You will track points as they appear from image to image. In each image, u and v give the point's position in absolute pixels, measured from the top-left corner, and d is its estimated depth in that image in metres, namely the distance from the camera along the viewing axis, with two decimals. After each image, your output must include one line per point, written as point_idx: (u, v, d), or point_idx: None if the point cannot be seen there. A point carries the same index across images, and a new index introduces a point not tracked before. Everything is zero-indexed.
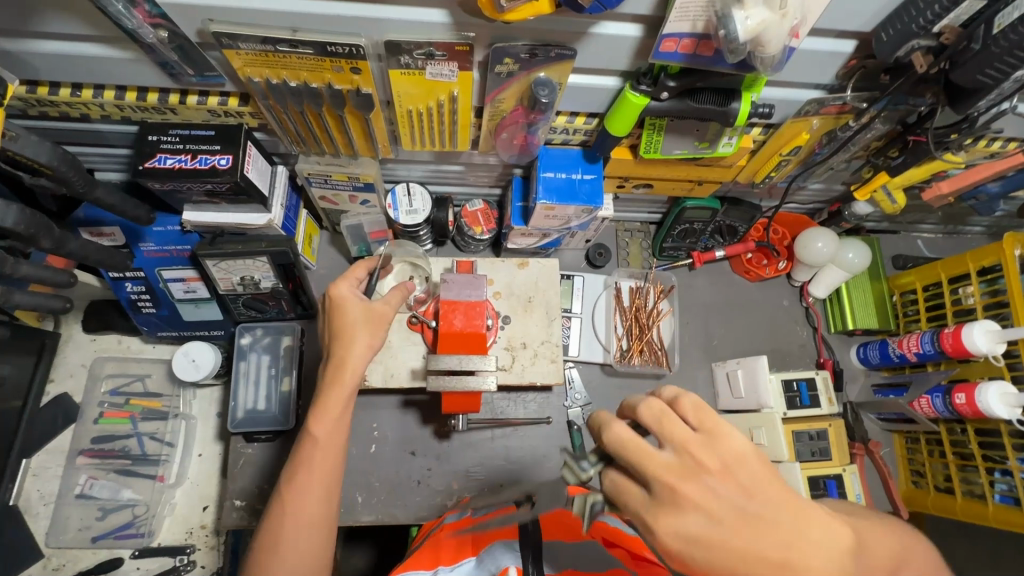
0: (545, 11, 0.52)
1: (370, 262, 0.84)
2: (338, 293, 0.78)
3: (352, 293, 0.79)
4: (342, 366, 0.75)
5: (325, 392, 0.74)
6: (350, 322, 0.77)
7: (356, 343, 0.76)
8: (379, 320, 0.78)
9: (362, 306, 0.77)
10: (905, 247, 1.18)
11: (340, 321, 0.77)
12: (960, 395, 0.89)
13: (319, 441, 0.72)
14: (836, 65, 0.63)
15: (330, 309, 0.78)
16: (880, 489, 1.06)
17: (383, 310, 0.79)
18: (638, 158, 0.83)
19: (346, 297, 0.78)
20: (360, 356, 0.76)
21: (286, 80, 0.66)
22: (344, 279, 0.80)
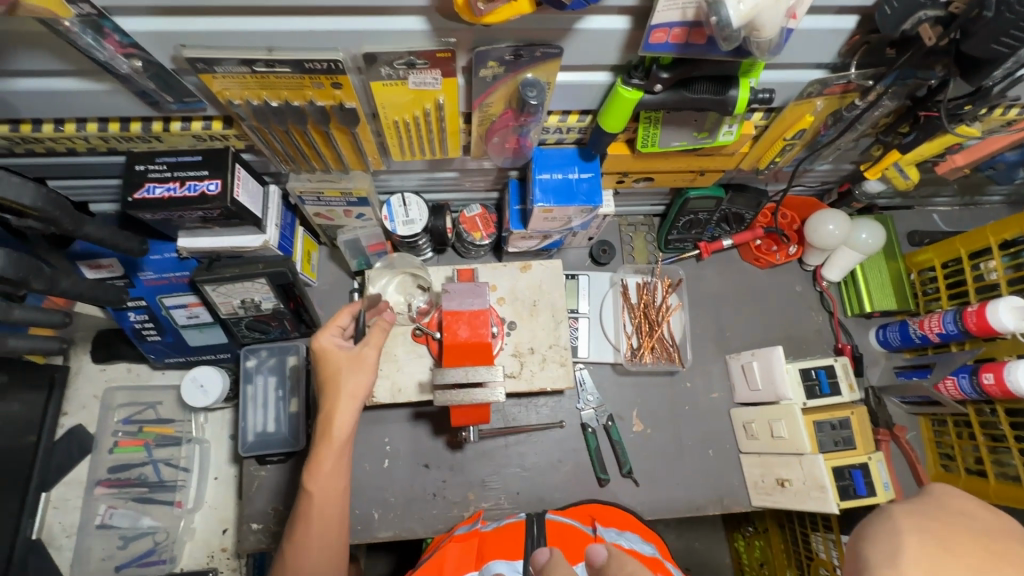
0: (525, 10, 0.49)
1: (355, 308, 0.84)
2: (322, 342, 0.80)
3: (335, 341, 0.80)
4: (330, 420, 0.77)
5: (317, 448, 0.77)
6: (335, 372, 0.78)
7: (341, 393, 0.77)
8: (363, 365, 0.79)
9: (346, 353, 0.79)
10: (921, 222, 1.14)
11: (326, 373, 0.79)
12: (988, 374, 0.85)
13: (316, 495, 0.75)
14: (838, 42, 0.60)
15: (315, 359, 0.80)
16: (908, 474, 1.03)
17: (368, 354, 0.80)
18: (636, 153, 0.80)
19: (330, 346, 0.80)
20: (346, 406, 0.77)
21: (267, 100, 0.64)
22: (326, 329, 0.81)
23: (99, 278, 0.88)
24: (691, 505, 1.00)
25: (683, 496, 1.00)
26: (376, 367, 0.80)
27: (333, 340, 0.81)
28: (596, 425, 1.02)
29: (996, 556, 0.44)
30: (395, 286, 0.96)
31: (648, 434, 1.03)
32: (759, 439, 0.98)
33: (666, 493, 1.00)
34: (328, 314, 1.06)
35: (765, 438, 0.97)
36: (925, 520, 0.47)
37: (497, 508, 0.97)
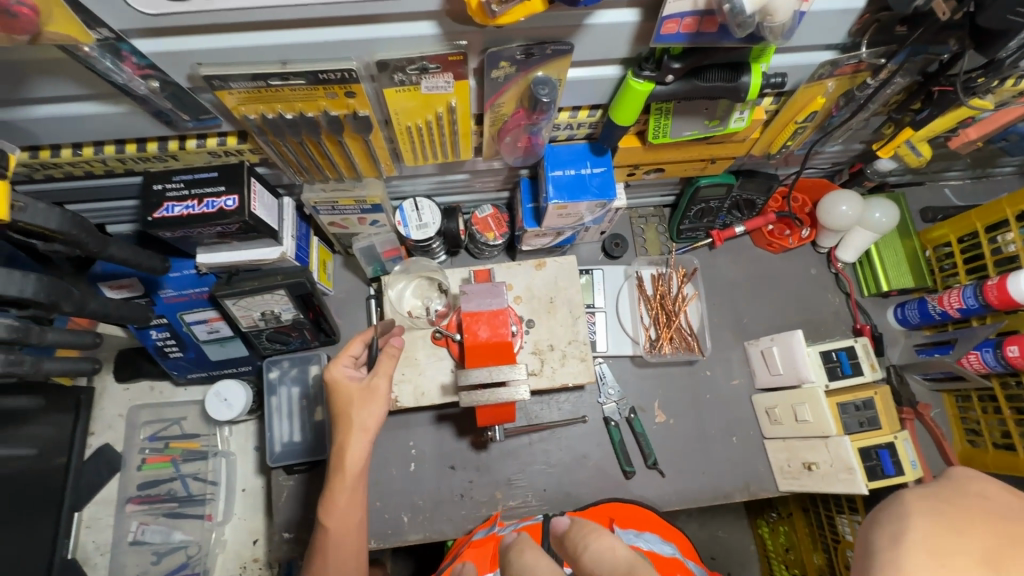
0: (538, 9, 0.50)
1: (365, 335, 0.85)
2: (334, 374, 0.81)
3: (346, 372, 0.81)
4: (342, 454, 0.78)
5: (331, 483, 0.78)
6: (347, 405, 0.79)
7: (352, 426, 0.78)
8: (373, 398, 0.80)
9: (356, 385, 0.80)
10: (932, 198, 1.13)
11: (338, 405, 0.80)
12: (1012, 347, 0.85)
13: (332, 529, 0.77)
14: (848, 22, 0.60)
15: (328, 390, 0.81)
16: (934, 451, 1.02)
17: (379, 384, 0.80)
18: (647, 145, 0.80)
19: (341, 377, 0.81)
20: (357, 439, 0.78)
21: (282, 113, 0.65)
22: (338, 360, 0.82)
23: (121, 297, 0.89)
24: (718, 493, 1.00)
25: (709, 485, 1.00)
26: (387, 398, 0.81)
27: (345, 371, 0.82)
28: (619, 418, 1.02)
29: (1008, 538, 0.45)
30: (412, 290, 0.98)
31: (671, 424, 1.03)
32: (784, 424, 0.98)
33: (693, 482, 1.00)
34: (346, 322, 1.06)
35: (789, 422, 0.97)
36: (937, 503, 0.49)
37: (524, 505, 0.97)
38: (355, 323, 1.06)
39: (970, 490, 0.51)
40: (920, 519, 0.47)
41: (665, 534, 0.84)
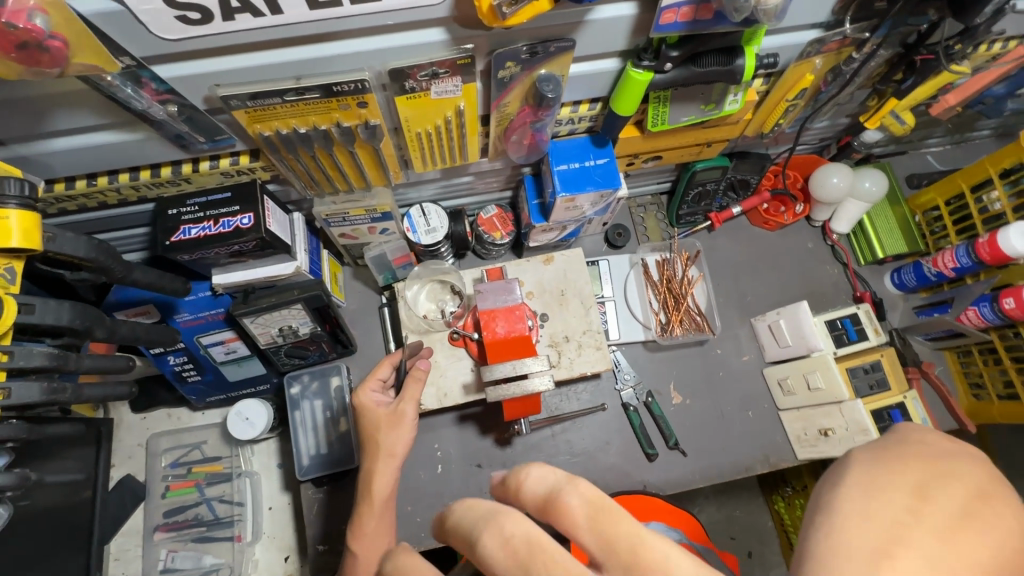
0: (544, 8, 0.52)
1: (393, 359, 0.89)
2: (362, 399, 0.84)
3: (373, 395, 0.84)
4: (370, 480, 0.79)
5: (363, 508, 0.79)
6: (373, 431, 0.81)
7: (379, 451, 0.80)
8: (397, 423, 0.81)
9: (381, 409, 0.82)
10: (916, 166, 1.18)
11: (366, 430, 0.82)
12: (1007, 300, 0.88)
13: (360, 556, 0.77)
14: (832, 1, 0.63)
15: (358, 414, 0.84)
16: (942, 408, 1.06)
17: (405, 410, 0.82)
18: (646, 133, 0.83)
19: (370, 401, 0.83)
20: (384, 464, 0.79)
21: (295, 128, 0.66)
22: (365, 385, 0.85)
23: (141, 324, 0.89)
24: (740, 467, 1.02)
25: (731, 459, 1.03)
26: (413, 424, 0.82)
27: (372, 396, 0.84)
28: (637, 402, 1.04)
29: (948, 476, 0.35)
30: (426, 293, 1.00)
31: (688, 404, 1.06)
32: (797, 394, 1.01)
33: (715, 458, 1.02)
34: (361, 332, 1.07)
35: (802, 391, 1.00)
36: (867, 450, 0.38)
37: None
38: (370, 332, 1.08)
39: (909, 437, 0.39)
40: (850, 481, 0.35)
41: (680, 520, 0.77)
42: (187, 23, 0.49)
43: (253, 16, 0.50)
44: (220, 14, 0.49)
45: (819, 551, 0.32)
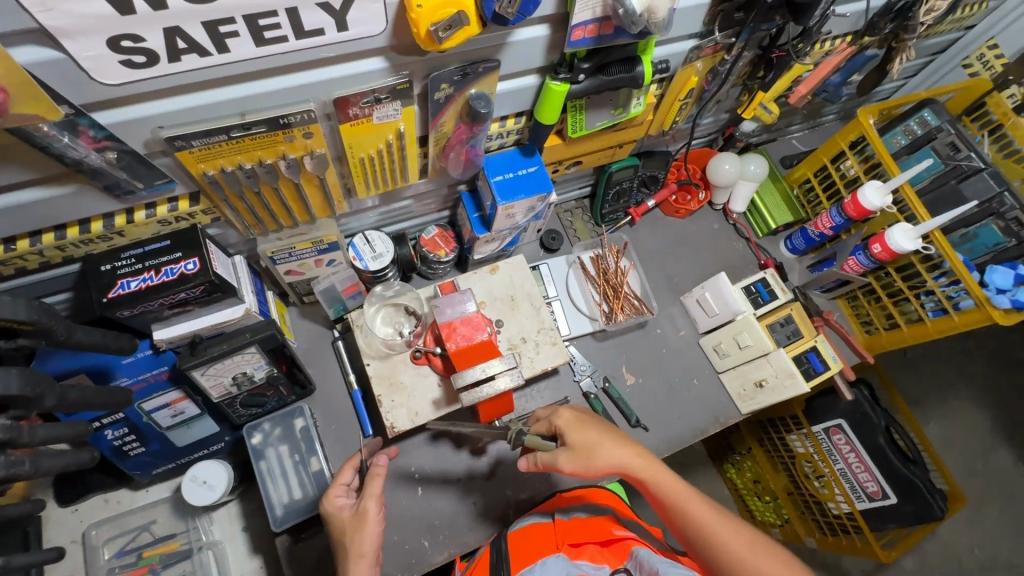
0: (475, 32, 0.59)
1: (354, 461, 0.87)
2: (328, 507, 0.82)
3: (337, 500, 0.83)
4: None
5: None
6: (342, 534, 0.79)
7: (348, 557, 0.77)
8: (363, 521, 0.78)
9: (343, 514, 0.80)
10: (786, 149, 1.39)
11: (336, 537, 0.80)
12: (875, 246, 1.07)
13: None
14: (702, 15, 0.76)
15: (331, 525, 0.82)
16: (845, 347, 1.24)
17: (368, 507, 0.78)
18: (568, 140, 0.93)
19: (334, 508, 0.82)
20: (357, 568, 0.76)
21: (241, 164, 0.67)
22: (331, 491, 0.84)
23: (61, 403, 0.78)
24: (696, 431, 1.13)
25: (685, 426, 1.13)
26: (381, 517, 0.79)
27: (338, 502, 0.83)
28: (597, 390, 1.12)
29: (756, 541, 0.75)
30: (382, 316, 1.01)
31: (641, 382, 1.15)
32: (730, 356, 1.14)
33: (673, 428, 1.12)
34: (318, 369, 1.05)
35: (734, 351, 1.13)
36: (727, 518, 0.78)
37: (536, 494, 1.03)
38: (327, 368, 1.06)
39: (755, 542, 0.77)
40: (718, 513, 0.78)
41: (601, 499, 0.96)
42: (131, 67, 0.50)
43: (200, 56, 0.52)
44: (166, 55, 0.50)
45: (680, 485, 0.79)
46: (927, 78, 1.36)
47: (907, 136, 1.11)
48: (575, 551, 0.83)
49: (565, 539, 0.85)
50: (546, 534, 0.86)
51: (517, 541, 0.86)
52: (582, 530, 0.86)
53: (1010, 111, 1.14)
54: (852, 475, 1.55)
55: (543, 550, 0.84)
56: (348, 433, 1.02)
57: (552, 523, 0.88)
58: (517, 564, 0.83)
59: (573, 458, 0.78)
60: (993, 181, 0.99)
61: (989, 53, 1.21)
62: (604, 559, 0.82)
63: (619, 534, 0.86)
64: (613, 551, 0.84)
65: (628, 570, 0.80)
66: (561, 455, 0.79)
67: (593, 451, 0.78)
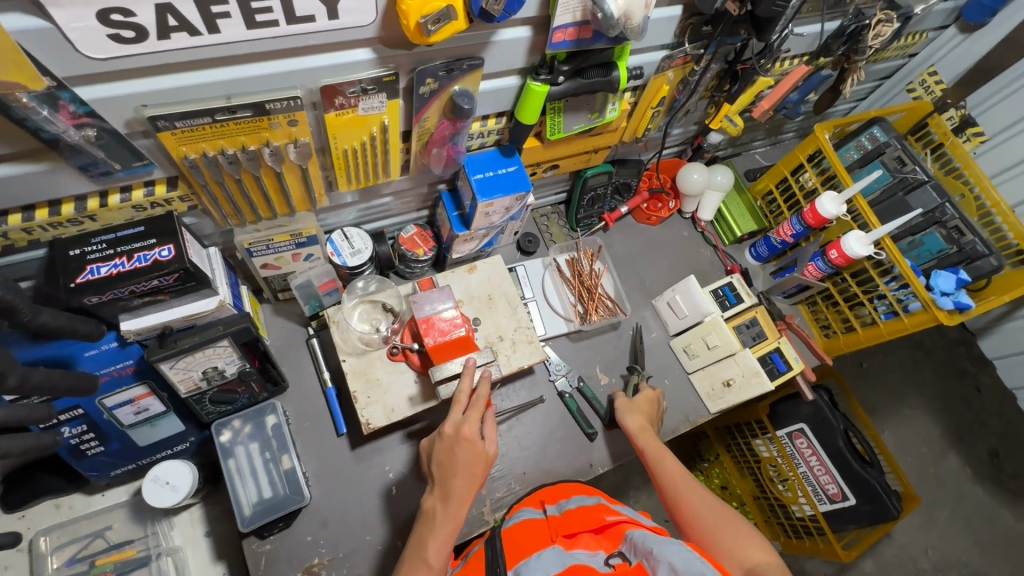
0: (462, 27, 0.61)
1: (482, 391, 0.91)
2: (468, 432, 0.84)
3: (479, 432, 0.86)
4: (448, 512, 0.82)
5: (435, 528, 0.82)
6: (472, 460, 0.84)
7: (466, 493, 0.83)
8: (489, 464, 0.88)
9: (484, 451, 0.85)
10: (750, 163, 1.47)
11: (461, 459, 0.84)
12: (832, 251, 1.13)
13: (434, 563, 0.79)
14: (674, 26, 0.81)
15: (460, 445, 0.85)
16: (806, 349, 1.30)
17: (490, 448, 0.87)
18: (546, 142, 0.96)
19: (473, 436, 0.85)
20: (464, 496, 0.83)
21: (223, 150, 0.67)
22: (471, 417, 0.86)
23: (20, 398, 0.73)
24: (668, 429, 1.16)
25: None
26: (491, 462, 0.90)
27: (472, 430, 0.85)
28: (571, 389, 1.14)
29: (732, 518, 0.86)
30: (359, 313, 1.01)
31: (614, 382, 1.17)
32: (700, 356, 1.18)
33: None
34: (292, 367, 1.04)
35: (703, 352, 1.17)
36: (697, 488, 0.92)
37: (511, 493, 1.04)
38: (300, 366, 1.04)
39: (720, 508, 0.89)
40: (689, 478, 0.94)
41: (588, 491, 0.98)
42: (119, 42, 0.50)
43: (189, 35, 0.53)
44: (155, 32, 0.51)
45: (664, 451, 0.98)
46: (877, 101, 1.47)
47: (859, 150, 1.19)
48: (569, 541, 0.81)
49: (559, 531, 0.84)
50: (539, 529, 0.85)
51: (512, 537, 0.84)
52: (574, 522, 0.86)
53: (948, 131, 1.24)
54: (814, 478, 1.61)
55: (538, 543, 0.81)
56: (321, 432, 1.01)
57: (545, 518, 0.89)
58: (513, 560, 0.80)
59: (638, 409, 1.06)
60: (935, 193, 1.08)
61: (929, 79, 1.31)
62: (599, 546, 0.80)
63: (611, 520, 0.86)
64: (607, 538, 0.83)
65: (623, 552, 0.78)
66: (624, 398, 1.08)
67: (624, 409, 1.05)
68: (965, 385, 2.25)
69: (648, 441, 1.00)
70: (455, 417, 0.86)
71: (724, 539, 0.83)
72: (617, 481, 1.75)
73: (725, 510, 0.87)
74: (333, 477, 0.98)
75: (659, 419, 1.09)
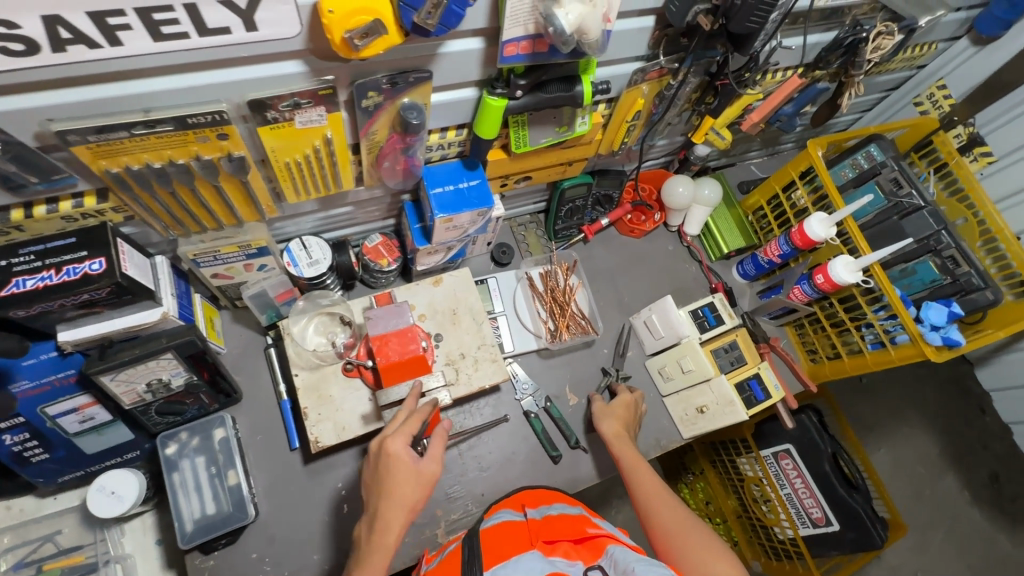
0: (396, 41, 0.56)
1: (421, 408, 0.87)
2: (393, 449, 0.80)
3: (408, 447, 0.81)
4: (383, 527, 0.79)
5: (370, 554, 0.78)
6: (399, 480, 0.79)
7: (399, 510, 0.79)
8: (427, 484, 0.82)
9: (412, 470, 0.80)
10: (744, 174, 1.40)
11: (389, 478, 0.80)
12: (819, 276, 1.07)
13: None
14: (645, 38, 0.75)
15: (386, 462, 0.80)
16: (790, 374, 1.25)
17: (430, 468, 0.82)
18: (513, 155, 0.90)
19: (397, 453, 0.80)
20: (399, 513, 0.79)
21: (148, 163, 0.64)
22: (397, 434, 0.81)
23: None
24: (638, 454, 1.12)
25: None
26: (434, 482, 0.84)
27: (398, 447, 0.80)
28: (537, 409, 1.11)
29: (701, 531, 0.83)
30: (314, 327, 0.98)
31: (584, 403, 1.13)
32: (674, 379, 1.13)
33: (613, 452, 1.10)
34: (247, 377, 1.01)
35: (677, 376, 1.12)
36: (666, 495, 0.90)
37: (467, 515, 1.01)
38: (256, 377, 1.02)
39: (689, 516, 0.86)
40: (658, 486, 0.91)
41: (570, 502, 0.95)
42: (9, 55, 0.47)
43: (87, 48, 0.49)
44: (48, 45, 0.47)
45: (635, 458, 0.96)
46: (882, 113, 1.39)
47: (854, 169, 1.12)
48: (548, 546, 0.76)
49: (539, 537, 0.79)
50: (520, 532, 0.81)
51: (490, 538, 0.80)
52: (554, 528, 0.81)
53: (954, 150, 1.17)
54: (798, 500, 1.56)
55: (516, 546, 0.77)
56: (273, 446, 0.98)
57: (524, 521, 0.85)
58: (490, 561, 0.75)
59: (611, 417, 1.04)
60: (932, 219, 1.01)
61: (938, 92, 1.23)
62: (578, 555, 0.75)
63: (592, 532, 0.81)
64: (587, 548, 0.77)
65: (603, 566, 0.73)
66: (599, 403, 1.07)
67: (600, 415, 1.04)
68: (969, 406, 2.17)
69: (623, 449, 0.98)
70: (390, 430, 0.82)
71: (687, 548, 0.81)
72: (597, 494, 1.71)
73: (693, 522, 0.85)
74: (283, 493, 0.96)
75: (636, 424, 1.07)
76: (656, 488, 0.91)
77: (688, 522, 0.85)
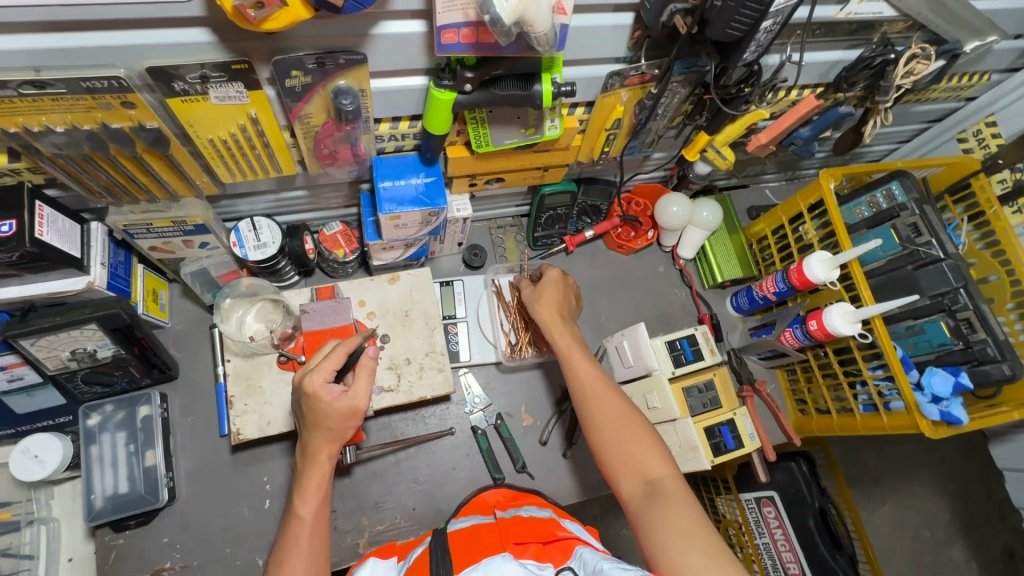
0: (303, 16, 0.49)
1: (349, 346, 0.75)
2: (312, 387, 0.72)
3: (329, 384, 0.73)
4: (311, 450, 0.75)
5: (305, 473, 0.75)
6: (324, 416, 0.73)
7: (324, 444, 0.74)
8: (355, 417, 0.74)
9: (335, 406, 0.72)
10: (755, 198, 1.29)
11: (315, 414, 0.73)
12: (812, 321, 0.96)
13: (304, 518, 0.72)
14: (623, 37, 0.67)
15: (307, 401, 0.73)
16: (772, 422, 1.13)
17: (360, 402, 0.73)
18: (476, 154, 0.82)
19: (317, 392, 0.72)
20: (332, 444, 0.75)
21: (50, 126, 0.60)
22: (318, 370, 0.73)
23: None
24: (590, 487, 1.02)
25: (577, 482, 1.02)
26: (369, 414, 0.75)
27: (319, 383, 0.72)
28: (486, 425, 1.04)
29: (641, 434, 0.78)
30: (254, 314, 0.93)
31: (538, 425, 1.06)
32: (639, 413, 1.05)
33: (561, 481, 1.02)
34: (188, 356, 0.98)
35: (643, 411, 1.03)
36: (606, 390, 0.83)
37: (394, 528, 0.96)
38: (197, 357, 0.98)
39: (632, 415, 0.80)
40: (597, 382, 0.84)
41: (541, 503, 0.83)
42: None
43: None
44: None
45: (568, 348, 0.88)
46: (921, 147, 1.25)
47: (871, 208, 0.99)
48: (520, 548, 0.64)
49: (507, 536, 0.67)
50: (490, 533, 0.69)
51: (460, 539, 0.68)
52: (525, 528, 0.69)
53: (994, 197, 1.02)
54: (775, 554, 1.35)
55: (487, 548, 0.65)
56: (204, 430, 0.95)
57: (494, 521, 0.72)
58: (460, 564, 0.63)
59: (543, 301, 0.94)
60: (952, 275, 0.88)
61: (986, 130, 1.09)
62: (547, 556, 0.64)
63: (563, 535, 0.68)
64: (557, 548, 0.65)
65: (574, 569, 0.61)
66: (529, 290, 0.97)
67: (532, 302, 0.94)
68: (991, 471, 1.91)
69: (561, 337, 0.89)
70: (312, 364, 0.75)
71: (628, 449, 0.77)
72: None
73: (634, 421, 0.80)
74: (205, 479, 0.92)
75: (575, 304, 0.98)
76: (594, 384, 0.84)
77: (631, 424, 0.79)
